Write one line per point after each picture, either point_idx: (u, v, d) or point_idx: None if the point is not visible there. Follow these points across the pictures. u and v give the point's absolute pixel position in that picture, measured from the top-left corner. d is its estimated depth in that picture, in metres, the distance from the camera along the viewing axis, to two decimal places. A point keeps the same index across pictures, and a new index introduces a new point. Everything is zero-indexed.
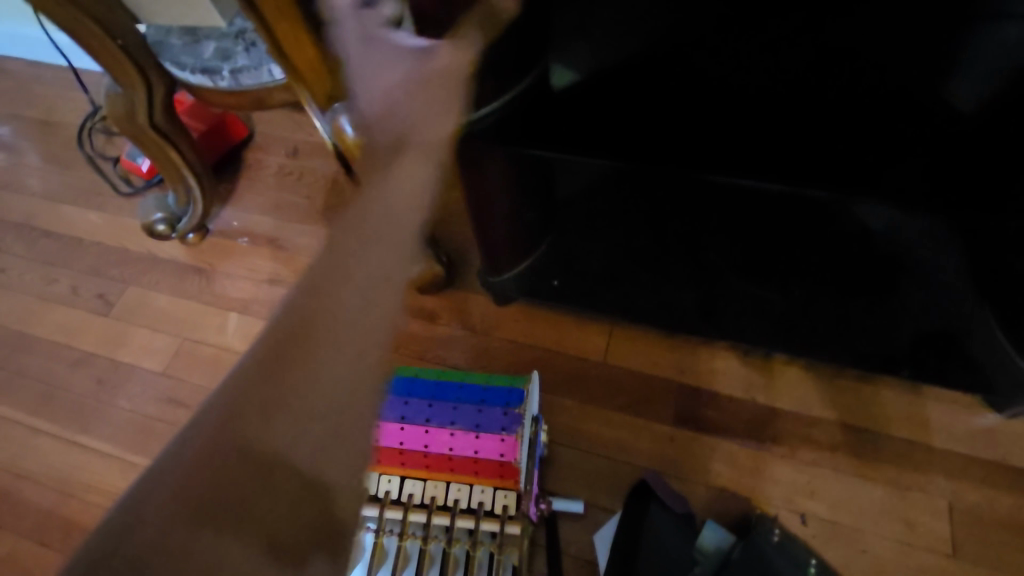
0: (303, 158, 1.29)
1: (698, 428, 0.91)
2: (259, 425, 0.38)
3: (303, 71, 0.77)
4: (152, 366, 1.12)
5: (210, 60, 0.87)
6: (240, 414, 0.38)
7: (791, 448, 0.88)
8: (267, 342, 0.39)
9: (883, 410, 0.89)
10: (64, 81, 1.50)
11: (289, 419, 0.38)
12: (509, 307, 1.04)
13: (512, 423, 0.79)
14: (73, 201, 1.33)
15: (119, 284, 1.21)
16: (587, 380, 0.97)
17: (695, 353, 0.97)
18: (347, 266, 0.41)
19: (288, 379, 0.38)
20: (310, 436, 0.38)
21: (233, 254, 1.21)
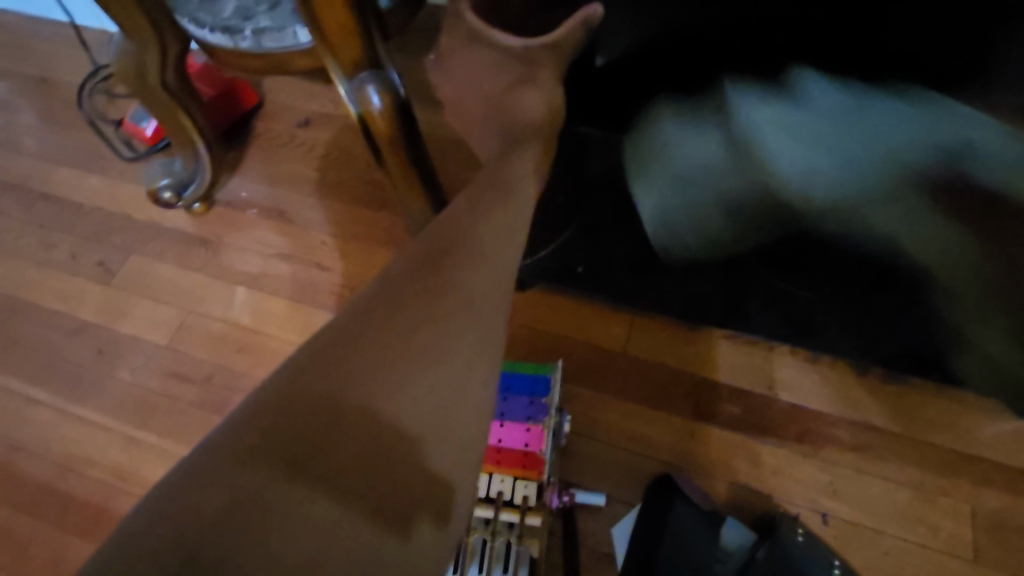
0: (317, 130, 1.24)
1: (720, 423, 0.89)
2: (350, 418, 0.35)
3: (332, 33, 0.73)
4: (155, 338, 1.08)
5: (230, 19, 0.82)
6: (325, 398, 0.35)
7: (814, 447, 0.87)
8: (353, 322, 0.38)
9: (906, 412, 0.88)
10: (65, 39, 1.44)
11: (390, 381, 0.36)
12: (527, 294, 1.01)
13: (538, 413, 0.76)
14: (73, 164, 1.28)
15: (120, 253, 1.17)
16: (606, 371, 0.94)
17: (716, 348, 0.95)
18: (456, 256, 0.41)
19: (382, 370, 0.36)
20: (419, 414, 0.36)
21: (241, 226, 1.16)
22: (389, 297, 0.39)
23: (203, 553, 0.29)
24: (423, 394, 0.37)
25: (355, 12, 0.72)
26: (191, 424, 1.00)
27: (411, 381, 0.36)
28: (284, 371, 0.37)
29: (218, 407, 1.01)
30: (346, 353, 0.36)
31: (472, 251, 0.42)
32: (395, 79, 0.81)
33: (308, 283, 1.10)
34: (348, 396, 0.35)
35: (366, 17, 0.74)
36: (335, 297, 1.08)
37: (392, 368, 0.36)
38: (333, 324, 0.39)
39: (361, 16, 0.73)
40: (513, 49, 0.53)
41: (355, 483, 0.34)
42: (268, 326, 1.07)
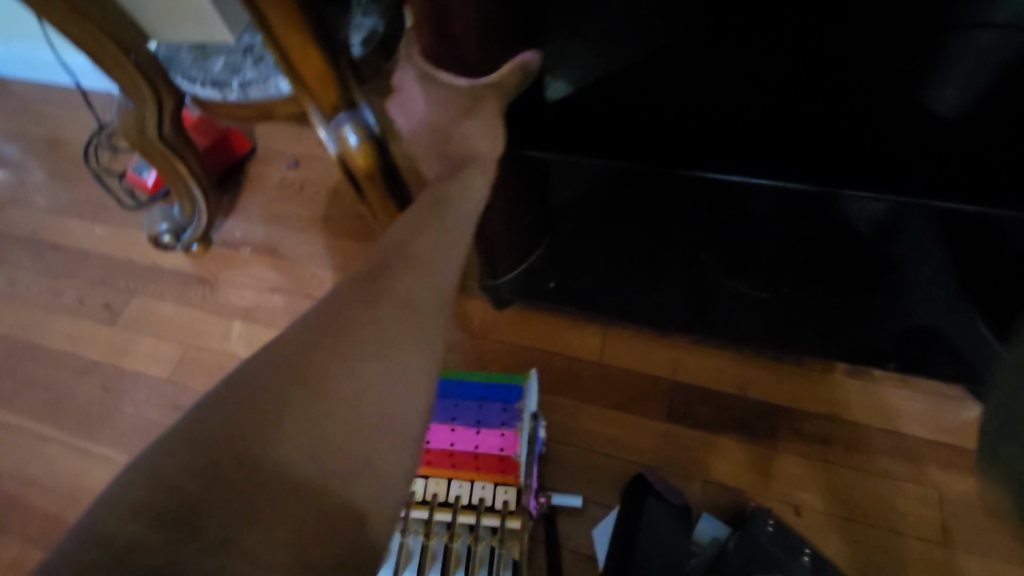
0: (305, 171, 1.33)
1: (694, 425, 0.93)
2: (299, 411, 0.40)
3: (311, 83, 0.80)
4: (156, 373, 1.14)
5: (219, 74, 0.90)
6: (275, 395, 0.40)
7: (783, 442, 0.90)
8: (301, 331, 0.43)
9: (871, 402, 0.92)
10: (73, 101, 1.55)
11: (334, 380, 0.41)
12: (505, 311, 1.07)
13: (512, 419, 0.82)
14: (80, 215, 1.37)
15: (124, 295, 1.24)
16: (583, 379, 0.99)
17: (686, 353, 0.99)
18: (398, 265, 0.48)
19: (328, 368, 0.41)
20: (363, 408, 0.41)
21: (237, 264, 1.24)
22: (338, 302, 0.45)
23: (176, 524, 0.35)
24: (369, 385, 0.42)
25: (332, 63, 0.79)
26: None
27: (360, 369, 0.42)
28: (237, 377, 0.41)
29: None
30: (301, 349, 0.42)
31: (407, 262, 0.48)
32: (370, 119, 0.88)
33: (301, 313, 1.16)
34: (305, 384, 0.40)
35: (339, 64, 0.81)
36: None
37: (336, 366, 0.42)
38: (282, 336, 0.44)
39: (337, 68, 0.80)
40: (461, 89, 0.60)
41: (311, 461, 0.39)
42: None
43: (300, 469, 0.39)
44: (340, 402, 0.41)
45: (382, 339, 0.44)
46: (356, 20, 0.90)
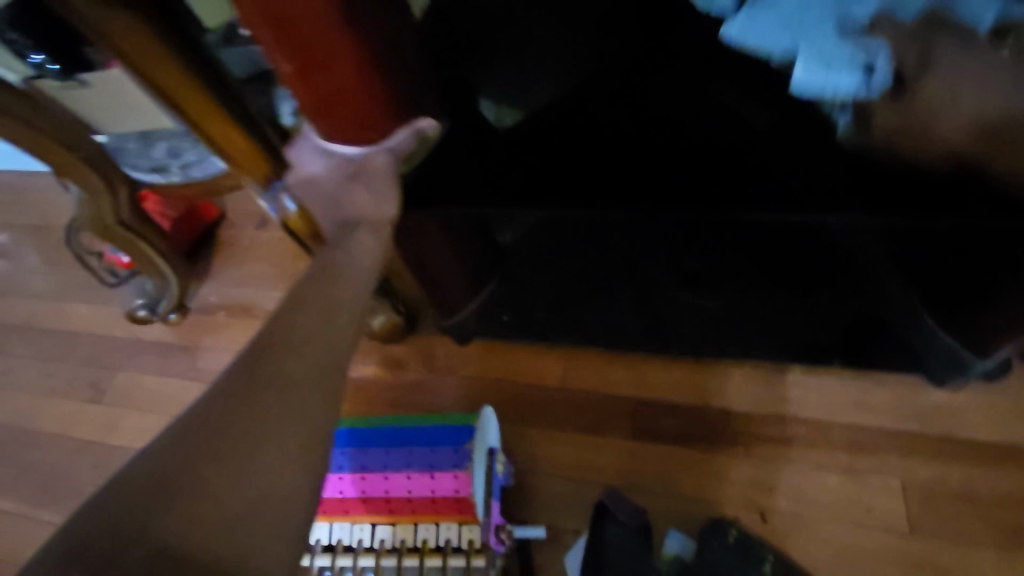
0: (273, 229, 1.37)
1: (658, 440, 0.94)
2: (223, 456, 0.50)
3: (239, 158, 0.84)
4: (145, 445, 1.18)
5: (163, 160, 0.98)
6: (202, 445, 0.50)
7: (746, 447, 0.91)
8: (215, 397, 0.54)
9: (828, 399, 0.93)
10: (53, 187, 1.62)
11: (249, 426, 0.52)
12: (469, 346, 1.09)
13: (463, 460, 0.81)
14: (66, 297, 1.43)
15: (110, 371, 1.29)
16: (547, 406, 1.01)
17: (648, 369, 1.01)
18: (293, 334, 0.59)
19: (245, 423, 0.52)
20: (279, 441, 0.52)
21: (213, 329, 1.28)
22: (239, 375, 0.56)
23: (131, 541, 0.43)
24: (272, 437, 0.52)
25: (253, 137, 0.83)
26: None
27: (269, 420, 0.53)
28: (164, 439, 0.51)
29: None
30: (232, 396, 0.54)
31: (304, 330, 0.60)
32: None
33: None
34: (220, 437, 0.51)
35: (266, 138, 0.86)
36: None
37: (248, 420, 0.52)
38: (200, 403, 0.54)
39: (260, 139, 0.85)
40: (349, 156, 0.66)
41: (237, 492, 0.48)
42: None
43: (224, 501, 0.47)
44: (255, 440, 0.52)
45: (285, 394, 0.55)
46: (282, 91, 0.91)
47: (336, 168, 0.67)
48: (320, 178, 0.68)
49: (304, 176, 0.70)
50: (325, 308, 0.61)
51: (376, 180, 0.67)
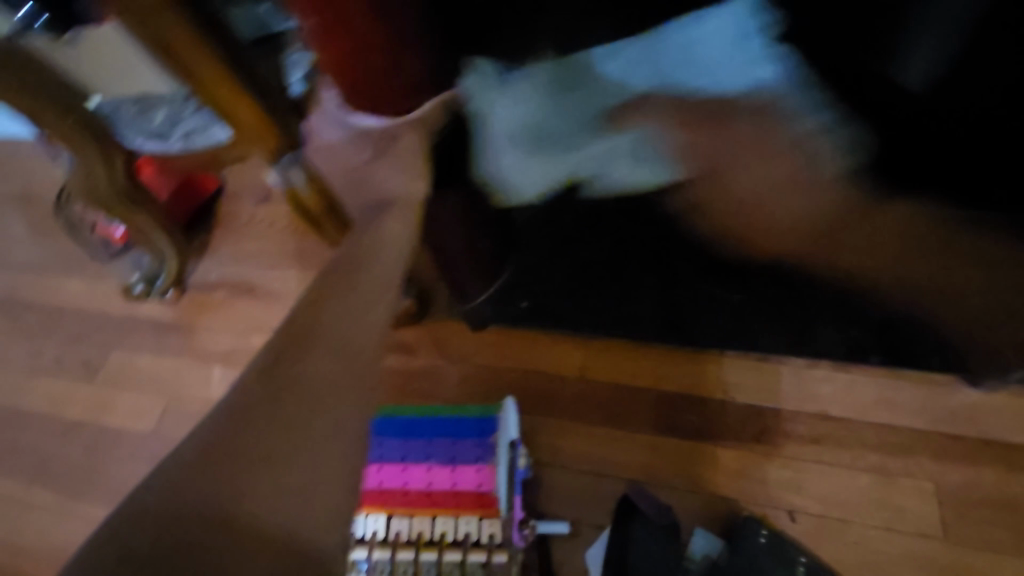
0: (274, 205, 1.30)
1: (683, 435, 0.91)
2: (250, 480, 0.47)
3: (245, 126, 0.77)
4: (141, 428, 1.13)
5: (161, 127, 0.89)
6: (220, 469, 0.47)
7: (774, 445, 0.88)
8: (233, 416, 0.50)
9: (860, 396, 0.89)
10: (38, 154, 1.53)
11: (275, 442, 0.48)
12: (484, 333, 1.04)
13: (486, 454, 0.81)
14: (54, 270, 1.36)
15: (103, 350, 1.23)
16: (564, 397, 0.97)
17: (672, 363, 0.96)
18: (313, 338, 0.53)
19: (270, 442, 0.48)
20: (300, 464, 0.48)
21: (213, 308, 1.22)
22: (269, 380, 0.52)
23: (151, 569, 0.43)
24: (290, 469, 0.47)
25: (261, 104, 0.76)
26: None
27: (294, 439, 0.48)
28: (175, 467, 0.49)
29: None
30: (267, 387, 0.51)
31: (326, 334, 0.54)
32: None
33: None
34: (242, 467, 0.47)
35: (275, 105, 0.79)
36: None
37: (272, 440, 0.48)
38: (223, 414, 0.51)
39: (268, 107, 0.78)
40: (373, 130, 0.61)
41: (249, 542, 0.45)
42: None
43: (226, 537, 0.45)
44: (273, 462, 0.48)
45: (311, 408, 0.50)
46: (292, 57, 0.84)
47: (364, 143, 0.63)
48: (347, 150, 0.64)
49: (334, 146, 0.66)
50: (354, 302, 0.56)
51: (406, 151, 0.61)
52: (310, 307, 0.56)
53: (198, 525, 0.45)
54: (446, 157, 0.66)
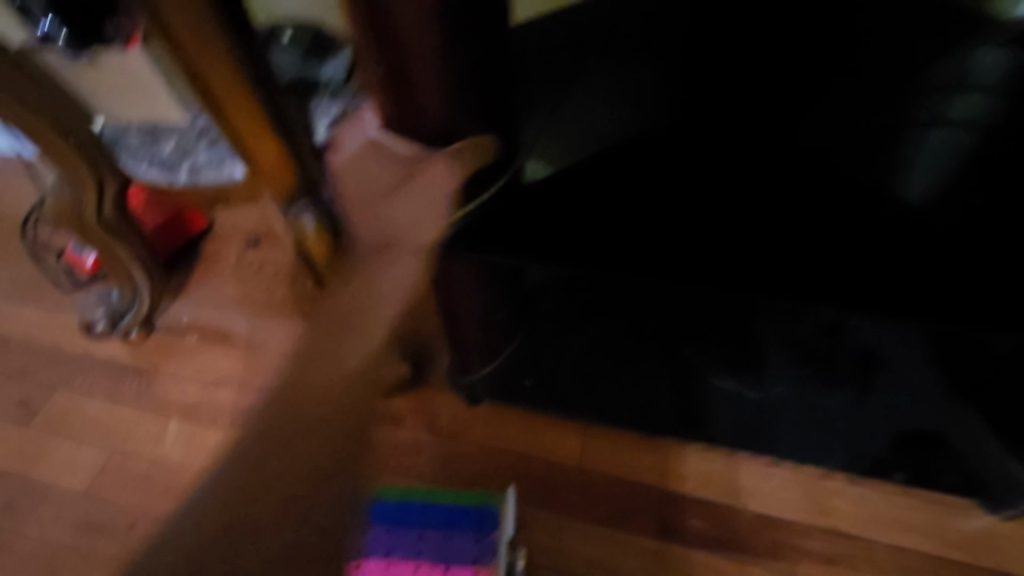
0: (264, 249, 1.23)
1: (685, 538, 0.85)
2: (299, 399, 0.59)
3: (264, 167, 0.75)
4: (74, 486, 0.99)
5: (171, 159, 0.86)
6: (274, 418, 0.59)
7: (782, 560, 0.83)
8: (271, 397, 0.60)
9: (875, 515, 0.85)
10: (16, 170, 1.44)
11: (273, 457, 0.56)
12: (478, 408, 0.98)
13: (487, 554, 0.70)
14: (5, 295, 1.23)
15: (44, 391, 1.10)
16: (563, 487, 0.90)
17: (683, 459, 0.91)
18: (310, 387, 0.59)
19: (305, 405, 0.59)
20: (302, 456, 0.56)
21: (182, 353, 1.12)
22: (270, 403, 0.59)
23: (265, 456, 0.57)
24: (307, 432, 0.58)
25: (289, 147, 0.74)
26: None
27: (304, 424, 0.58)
28: (244, 448, 0.58)
29: None
30: (295, 351, 0.62)
31: (311, 395, 0.59)
32: None
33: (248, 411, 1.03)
34: (280, 423, 0.58)
35: (300, 150, 0.76)
36: None
37: (295, 416, 0.58)
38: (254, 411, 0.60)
39: (294, 149, 0.75)
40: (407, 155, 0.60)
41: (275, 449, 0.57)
42: (202, 461, 0.99)
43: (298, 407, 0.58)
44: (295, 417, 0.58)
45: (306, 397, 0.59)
46: (320, 106, 0.85)
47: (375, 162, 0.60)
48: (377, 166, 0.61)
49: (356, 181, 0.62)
50: (327, 351, 0.61)
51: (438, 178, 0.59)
52: (308, 345, 0.62)
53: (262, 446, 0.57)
54: (485, 219, 0.71)
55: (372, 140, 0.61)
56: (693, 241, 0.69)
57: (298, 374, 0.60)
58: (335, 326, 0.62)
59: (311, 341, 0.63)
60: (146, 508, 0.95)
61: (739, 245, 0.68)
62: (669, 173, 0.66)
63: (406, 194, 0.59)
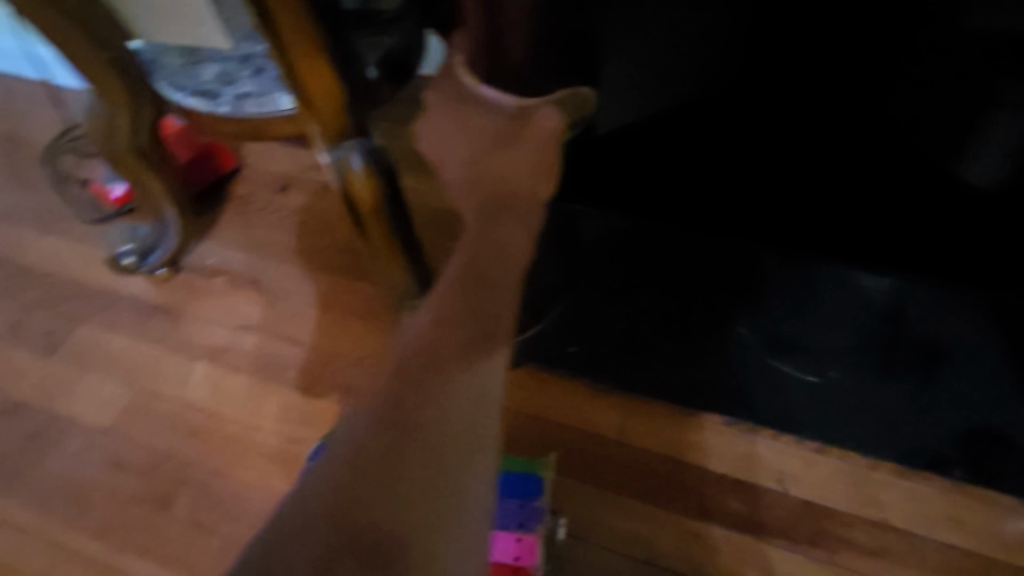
0: (295, 195, 1.18)
1: (727, 521, 0.82)
2: (425, 397, 0.43)
3: (317, 102, 0.69)
4: (98, 421, 0.97)
5: (210, 84, 0.77)
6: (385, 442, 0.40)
7: (826, 550, 0.80)
8: (390, 395, 0.43)
9: (925, 510, 0.82)
10: (39, 96, 1.39)
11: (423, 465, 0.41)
12: (514, 372, 0.94)
13: (532, 520, 0.66)
14: (30, 224, 1.20)
15: (68, 324, 1.07)
16: (601, 458, 0.87)
17: (727, 440, 0.88)
18: (437, 373, 0.44)
19: (431, 398, 0.43)
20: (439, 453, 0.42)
21: (209, 295, 1.08)
22: (387, 401, 0.42)
23: (381, 476, 0.39)
24: (448, 424, 0.43)
25: (343, 80, 0.68)
26: (132, 524, 0.89)
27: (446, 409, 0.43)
28: (339, 470, 0.39)
29: (160, 504, 0.90)
30: (432, 319, 0.46)
31: (436, 382, 0.44)
32: (378, 145, 0.76)
33: (277, 360, 1.00)
34: (403, 429, 0.41)
35: (353, 84, 0.70)
36: (304, 375, 0.99)
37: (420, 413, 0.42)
38: (357, 420, 0.42)
39: (347, 84, 0.69)
40: (502, 108, 0.57)
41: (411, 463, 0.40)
42: (229, 406, 0.97)
43: (422, 396, 0.43)
44: (419, 422, 0.42)
45: (470, 377, 0.45)
46: (369, 40, 0.79)
47: (467, 119, 0.58)
48: (473, 122, 0.58)
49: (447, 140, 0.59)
50: (482, 322, 0.47)
51: (545, 129, 0.55)
52: (437, 315, 0.46)
53: (373, 460, 0.39)
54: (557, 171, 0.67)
55: (466, 92, 0.58)
56: (772, 208, 0.67)
57: (411, 360, 0.44)
58: (457, 301, 0.47)
59: (440, 310, 0.47)
60: (174, 448, 0.93)
61: (813, 219, 0.67)
62: (735, 138, 0.62)
63: (495, 153, 0.55)
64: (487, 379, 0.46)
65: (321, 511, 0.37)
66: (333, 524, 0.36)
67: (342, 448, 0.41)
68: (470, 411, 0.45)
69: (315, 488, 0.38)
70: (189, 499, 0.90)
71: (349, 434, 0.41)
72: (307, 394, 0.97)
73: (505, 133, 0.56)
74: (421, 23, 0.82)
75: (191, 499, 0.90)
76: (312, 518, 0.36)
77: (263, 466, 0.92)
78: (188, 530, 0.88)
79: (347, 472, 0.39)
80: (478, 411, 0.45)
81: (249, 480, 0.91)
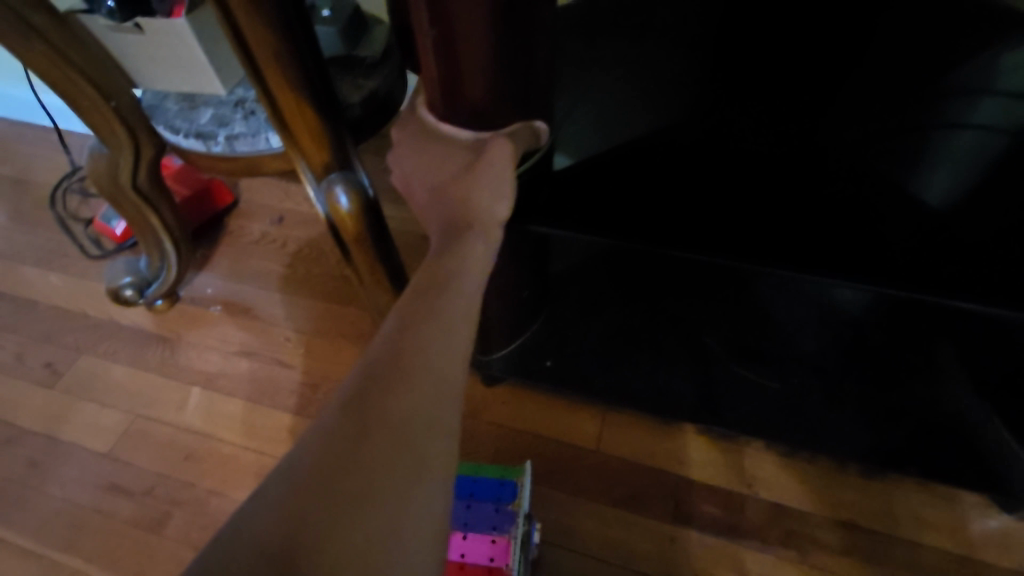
0: (287, 227, 1.25)
1: (701, 525, 0.85)
2: (390, 395, 0.46)
3: (301, 139, 0.75)
4: (97, 448, 1.01)
5: (206, 126, 0.84)
6: (346, 433, 0.43)
7: (796, 549, 0.83)
8: (356, 393, 0.46)
9: (890, 508, 0.85)
10: (47, 142, 1.47)
11: (380, 454, 0.43)
12: (496, 388, 0.99)
13: (505, 522, 0.70)
14: (36, 261, 1.26)
15: (70, 354, 1.12)
16: (580, 467, 0.91)
17: (701, 448, 0.92)
18: (402, 370, 0.48)
19: (395, 396, 0.46)
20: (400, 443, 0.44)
21: (204, 324, 1.13)
22: (354, 399, 0.46)
23: (342, 464, 0.41)
24: (409, 417, 0.46)
25: (325, 118, 0.75)
26: (128, 545, 0.92)
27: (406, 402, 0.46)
28: (304, 461, 0.42)
29: (156, 525, 0.93)
30: (402, 325, 0.52)
31: (400, 380, 0.47)
32: (362, 178, 0.82)
33: (271, 383, 1.05)
34: (364, 422, 0.44)
35: (335, 122, 0.76)
36: (296, 397, 1.03)
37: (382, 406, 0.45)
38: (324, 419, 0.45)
39: (330, 122, 0.76)
40: (465, 140, 0.63)
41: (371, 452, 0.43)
42: (223, 428, 1.01)
43: (386, 393, 0.46)
44: (380, 416, 0.45)
45: (431, 374, 0.49)
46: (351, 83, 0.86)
47: (434, 151, 0.64)
48: (438, 153, 0.64)
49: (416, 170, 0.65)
50: (446, 328, 0.52)
51: (503, 157, 0.61)
52: (406, 325, 0.52)
53: (336, 448, 0.42)
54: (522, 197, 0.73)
55: (431, 128, 0.65)
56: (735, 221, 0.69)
57: (380, 363, 0.48)
58: (424, 308, 0.53)
59: (408, 320, 0.52)
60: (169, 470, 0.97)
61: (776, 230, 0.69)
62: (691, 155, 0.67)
63: (459, 184, 0.62)
64: (450, 381, 0.50)
65: (285, 493, 0.39)
66: (296, 503, 0.39)
67: (309, 443, 0.43)
68: (431, 405, 0.47)
69: (281, 476, 0.41)
70: (184, 519, 0.93)
71: (315, 432, 0.44)
72: (298, 416, 1.01)
73: (467, 162, 0.62)
74: (399, 67, 0.90)
75: (186, 519, 0.93)
76: (275, 500, 0.39)
77: (256, 484, 0.95)
78: (182, 549, 0.91)
79: (310, 462, 0.41)
80: (440, 409, 0.47)
81: (243, 499, 0.94)
